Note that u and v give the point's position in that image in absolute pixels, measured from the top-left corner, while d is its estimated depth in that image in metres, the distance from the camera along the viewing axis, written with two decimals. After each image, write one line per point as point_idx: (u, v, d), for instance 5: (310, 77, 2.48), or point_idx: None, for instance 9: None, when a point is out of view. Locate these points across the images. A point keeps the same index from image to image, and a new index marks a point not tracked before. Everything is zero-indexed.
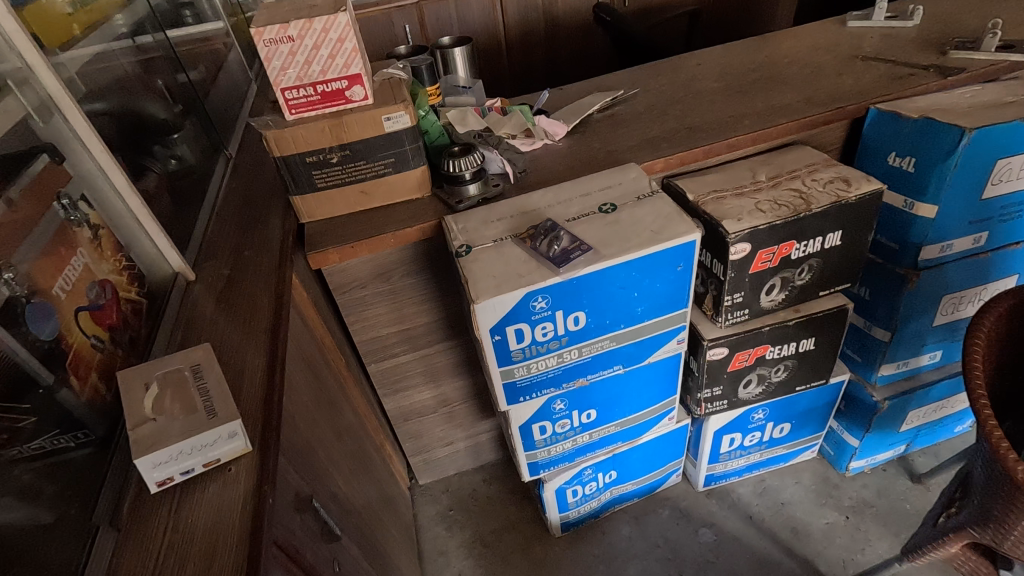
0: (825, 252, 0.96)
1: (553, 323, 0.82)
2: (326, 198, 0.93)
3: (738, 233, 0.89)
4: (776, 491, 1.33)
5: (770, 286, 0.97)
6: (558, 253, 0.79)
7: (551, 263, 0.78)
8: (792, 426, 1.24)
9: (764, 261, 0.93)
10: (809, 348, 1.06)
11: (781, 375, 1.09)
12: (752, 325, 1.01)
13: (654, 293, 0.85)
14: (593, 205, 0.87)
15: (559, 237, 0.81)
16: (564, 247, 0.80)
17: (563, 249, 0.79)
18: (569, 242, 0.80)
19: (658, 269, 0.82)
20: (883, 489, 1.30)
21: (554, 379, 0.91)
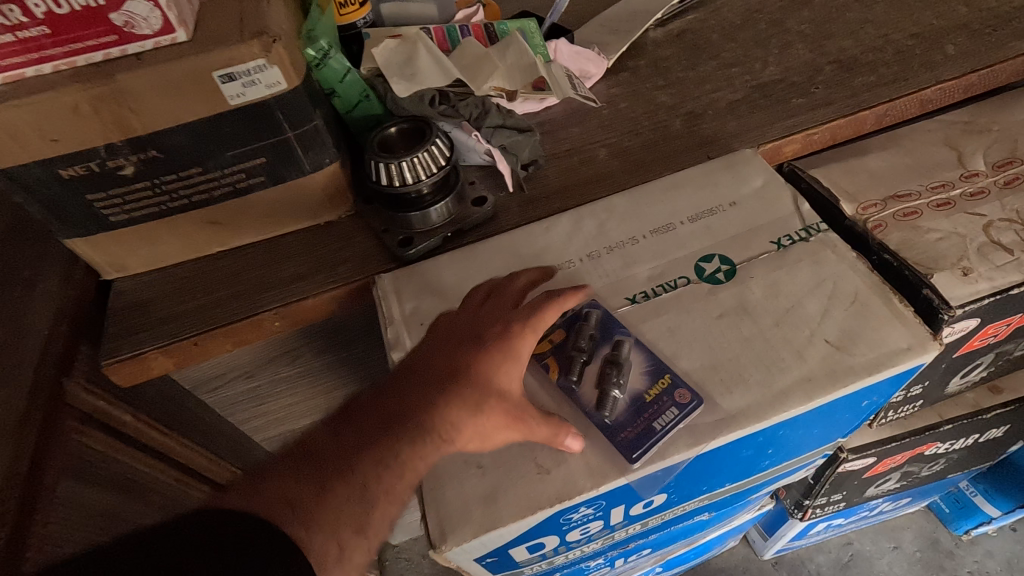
0: None
1: (603, 519, 0.40)
2: (137, 237, 0.46)
3: (968, 304, 0.44)
4: (867, 560, 0.99)
5: (972, 366, 0.55)
6: (623, 414, 0.36)
7: (617, 448, 0.35)
8: (913, 498, 0.87)
9: (987, 338, 0.50)
10: (994, 435, 0.65)
11: (936, 467, 0.70)
12: (923, 419, 0.59)
13: (804, 441, 0.42)
14: (684, 260, 0.42)
15: (620, 366, 0.37)
16: (636, 394, 0.36)
17: (635, 400, 0.36)
18: (643, 375, 0.37)
19: (828, 414, 0.38)
20: (1014, 559, 0.97)
21: (593, 554, 0.51)
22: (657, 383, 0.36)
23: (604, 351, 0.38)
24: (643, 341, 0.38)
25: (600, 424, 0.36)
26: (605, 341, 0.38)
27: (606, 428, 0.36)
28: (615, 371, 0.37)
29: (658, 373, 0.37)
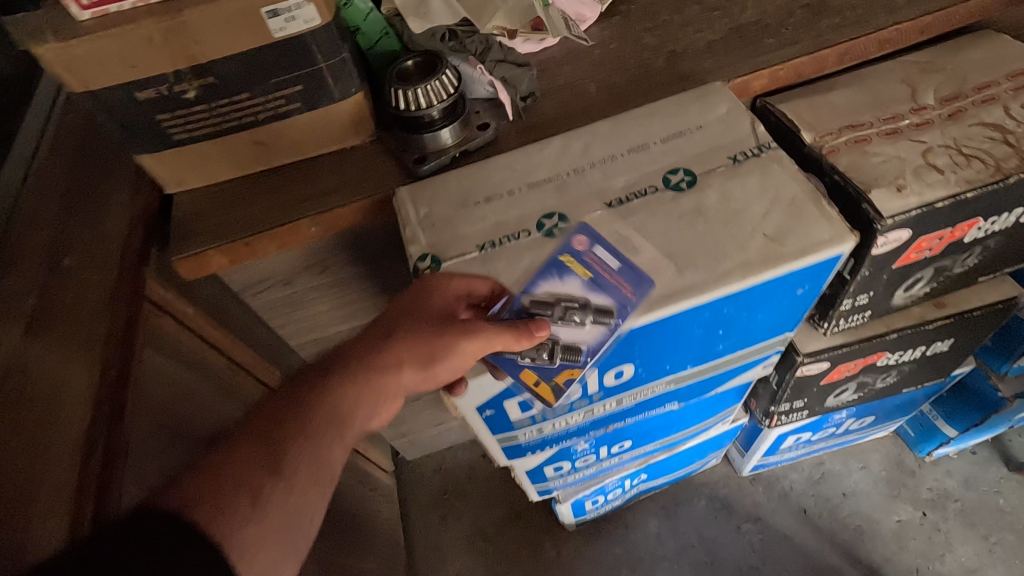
0: (1016, 228, 0.60)
1: (581, 383, 0.50)
2: (194, 156, 0.55)
3: (898, 216, 0.52)
4: (836, 478, 1.09)
5: (914, 280, 0.62)
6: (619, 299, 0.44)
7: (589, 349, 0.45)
8: (877, 417, 0.96)
9: (922, 251, 0.57)
10: (941, 349, 0.74)
11: (890, 380, 0.78)
12: (872, 329, 0.68)
13: (751, 326, 0.51)
14: (654, 172, 0.50)
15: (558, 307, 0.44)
16: (591, 288, 0.45)
17: (596, 287, 0.45)
18: (576, 283, 0.45)
19: (767, 297, 0.47)
20: (971, 479, 1.06)
21: (578, 431, 0.62)
22: (587, 271, 0.46)
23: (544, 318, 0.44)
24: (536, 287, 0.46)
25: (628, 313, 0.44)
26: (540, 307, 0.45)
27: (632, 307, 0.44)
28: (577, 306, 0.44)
29: (581, 278, 0.45)
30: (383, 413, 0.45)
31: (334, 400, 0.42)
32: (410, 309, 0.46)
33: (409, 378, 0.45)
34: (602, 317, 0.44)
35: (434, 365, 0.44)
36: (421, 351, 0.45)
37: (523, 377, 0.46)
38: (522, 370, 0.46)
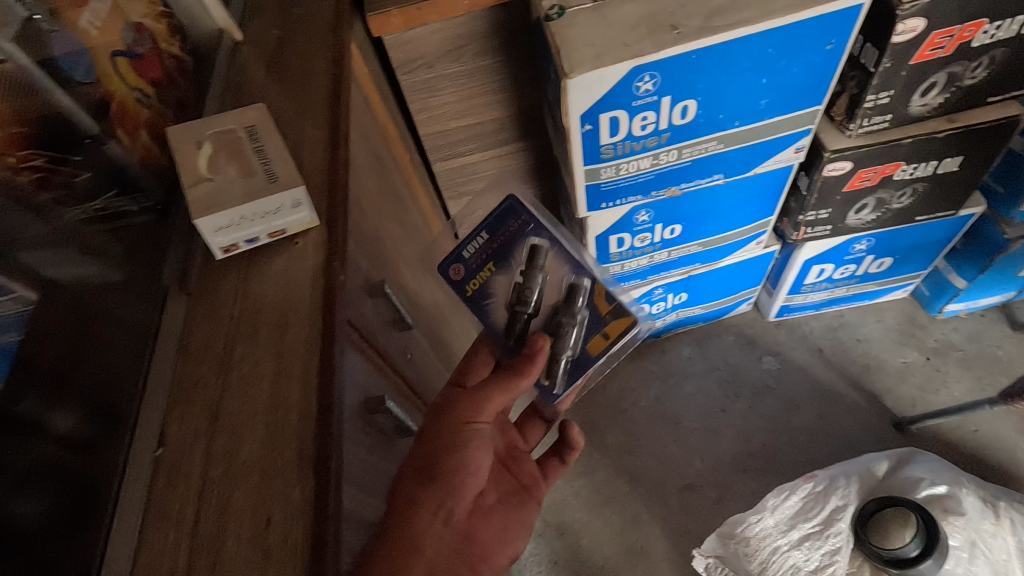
0: (1019, 40, 0.74)
1: (656, 112, 0.69)
2: None
3: (916, 3, 0.67)
4: (852, 327, 1.26)
5: (929, 85, 0.78)
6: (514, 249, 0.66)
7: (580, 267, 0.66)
8: (894, 261, 1.11)
9: (935, 48, 0.73)
10: (950, 170, 0.89)
11: (904, 201, 0.94)
12: (891, 135, 0.83)
13: (787, 82, 0.69)
14: None
15: (518, 304, 0.64)
16: (501, 269, 0.66)
17: (503, 266, 0.66)
18: (499, 276, 0.66)
19: (802, 45, 0.64)
20: (975, 334, 1.21)
21: (643, 185, 0.81)
22: (484, 265, 0.67)
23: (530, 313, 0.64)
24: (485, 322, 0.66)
25: (526, 225, 0.66)
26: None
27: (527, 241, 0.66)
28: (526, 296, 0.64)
29: (491, 275, 0.66)
30: (493, 531, 0.61)
31: (433, 529, 0.52)
32: (425, 462, 0.55)
33: (473, 490, 0.57)
34: (534, 263, 0.65)
35: (473, 467, 0.57)
36: (448, 437, 0.56)
37: (602, 341, 0.66)
38: (590, 348, 0.66)
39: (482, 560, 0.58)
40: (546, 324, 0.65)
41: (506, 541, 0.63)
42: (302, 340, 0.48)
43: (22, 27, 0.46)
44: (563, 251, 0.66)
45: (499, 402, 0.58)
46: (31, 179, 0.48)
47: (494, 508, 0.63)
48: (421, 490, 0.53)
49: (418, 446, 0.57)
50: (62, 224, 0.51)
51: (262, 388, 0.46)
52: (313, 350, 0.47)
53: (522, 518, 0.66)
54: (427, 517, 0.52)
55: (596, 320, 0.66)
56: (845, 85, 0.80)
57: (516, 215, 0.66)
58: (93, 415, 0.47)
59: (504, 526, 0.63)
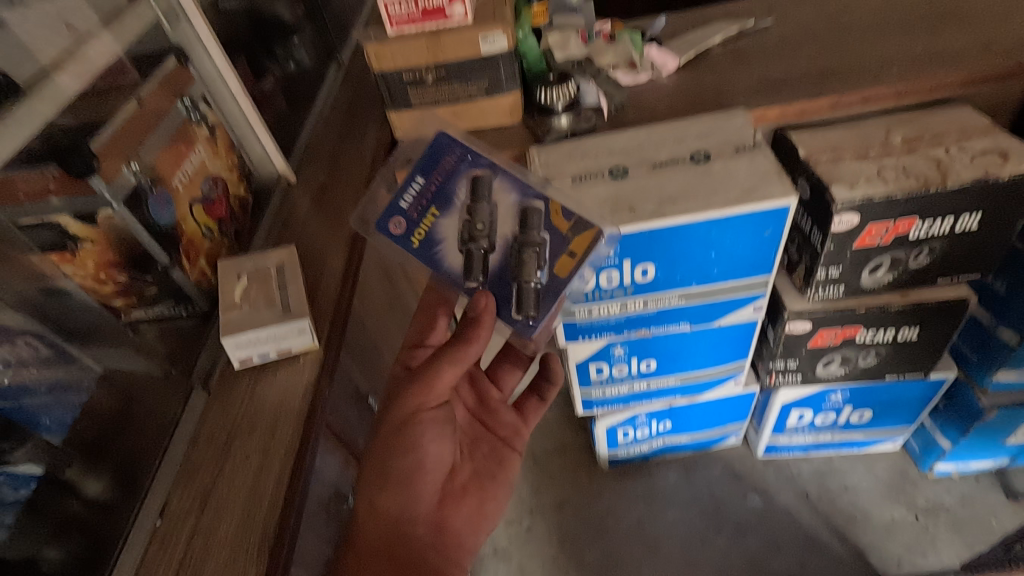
0: (954, 235, 0.83)
1: (619, 271, 0.81)
2: (417, 116, 0.95)
3: (848, 202, 0.79)
4: (841, 475, 1.27)
5: (875, 264, 0.87)
6: (453, 190, 0.76)
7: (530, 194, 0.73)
8: (875, 414, 1.15)
9: (874, 237, 0.83)
10: (910, 337, 0.95)
11: (870, 361, 1.00)
12: (846, 303, 0.92)
13: (734, 256, 0.80)
14: (686, 151, 0.81)
15: (471, 241, 0.71)
16: (445, 213, 0.74)
17: (446, 208, 0.74)
18: (443, 219, 0.74)
19: (741, 231, 0.76)
20: (968, 498, 1.19)
21: (615, 325, 0.92)
22: (428, 213, 0.75)
23: (485, 248, 0.71)
24: (440, 264, 0.73)
25: (460, 159, 0.77)
26: (505, 283, 0.71)
27: (462, 177, 0.76)
28: (476, 223, 0.71)
29: (438, 219, 0.74)
30: (466, 512, 0.74)
31: (397, 521, 0.65)
32: (381, 459, 0.67)
33: (434, 477, 0.71)
34: (478, 193, 0.73)
35: (426, 461, 0.69)
36: (400, 438, 0.67)
37: (570, 260, 0.71)
38: (556, 271, 0.71)
39: (458, 542, 0.70)
40: (509, 258, 0.71)
41: (481, 515, 0.75)
42: (285, 444, 0.59)
43: (128, 191, 0.64)
44: (505, 183, 0.74)
45: (448, 378, 0.68)
46: (113, 292, 0.65)
47: (467, 485, 0.76)
48: (381, 491, 0.66)
49: (376, 451, 0.68)
50: (128, 321, 0.67)
51: (246, 480, 0.56)
52: (290, 455, 0.58)
53: (498, 477, 0.80)
54: (391, 516, 0.65)
55: (559, 239, 0.71)
56: (801, 257, 0.91)
57: (448, 151, 0.78)
58: (118, 481, 0.59)
59: (478, 504, 0.76)
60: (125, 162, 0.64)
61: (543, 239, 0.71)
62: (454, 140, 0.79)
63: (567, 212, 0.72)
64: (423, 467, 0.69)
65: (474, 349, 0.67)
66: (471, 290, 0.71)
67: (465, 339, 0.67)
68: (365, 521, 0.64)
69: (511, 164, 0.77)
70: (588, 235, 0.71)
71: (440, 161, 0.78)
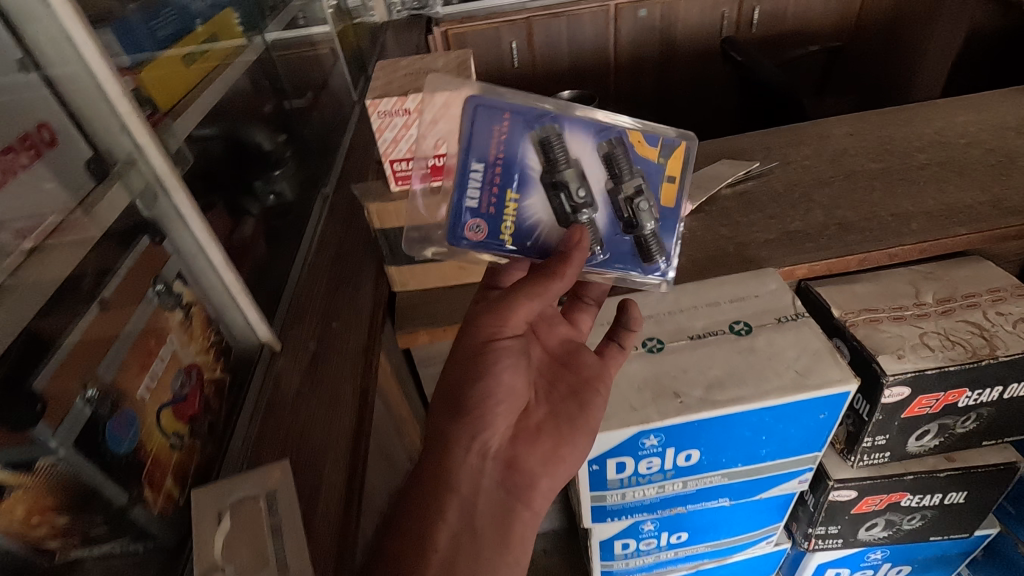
0: (1002, 401, 0.79)
1: (660, 458, 0.72)
2: (421, 270, 0.86)
3: (898, 375, 0.73)
4: None
5: (922, 431, 0.81)
6: (524, 157, 0.61)
7: (612, 138, 0.62)
8: (913, 568, 1.06)
9: (923, 406, 0.77)
10: (957, 500, 0.89)
11: (914, 523, 0.92)
12: (893, 469, 0.85)
13: (785, 438, 0.72)
14: (723, 320, 0.75)
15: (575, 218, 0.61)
16: (525, 191, 0.62)
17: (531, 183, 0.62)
18: (527, 200, 0.62)
19: (796, 417, 0.69)
20: None
21: (648, 505, 0.81)
22: (506, 197, 0.62)
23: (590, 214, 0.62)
24: (550, 247, 0.63)
25: (512, 120, 0.61)
26: (619, 237, 0.65)
27: (524, 137, 0.61)
28: (575, 191, 0.61)
29: (522, 203, 0.62)
30: (541, 455, 0.61)
31: (467, 463, 0.58)
32: (453, 395, 0.61)
33: (505, 419, 0.61)
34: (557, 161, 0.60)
35: (501, 392, 0.61)
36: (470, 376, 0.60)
37: (673, 187, 0.66)
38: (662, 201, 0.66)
39: (530, 485, 0.60)
40: (615, 215, 0.64)
41: (559, 460, 0.62)
42: None
43: (81, 428, 0.50)
44: (577, 133, 0.62)
45: (521, 313, 0.60)
46: (49, 533, 0.47)
47: (543, 426, 0.63)
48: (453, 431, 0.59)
49: (452, 373, 0.62)
50: (64, 561, 0.48)
51: None
52: None
53: (586, 420, 0.64)
54: (462, 455, 0.58)
55: (654, 168, 0.65)
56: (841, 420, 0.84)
57: (495, 118, 0.61)
58: None
59: (554, 446, 0.62)
60: (79, 390, 0.51)
61: (640, 176, 0.63)
62: (498, 101, 0.62)
63: (649, 136, 0.64)
64: (493, 397, 0.60)
65: (562, 283, 0.59)
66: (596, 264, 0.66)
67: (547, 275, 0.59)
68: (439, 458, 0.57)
69: (566, 104, 0.63)
70: (674, 151, 0.65)
71: (490, 130, 0.61)
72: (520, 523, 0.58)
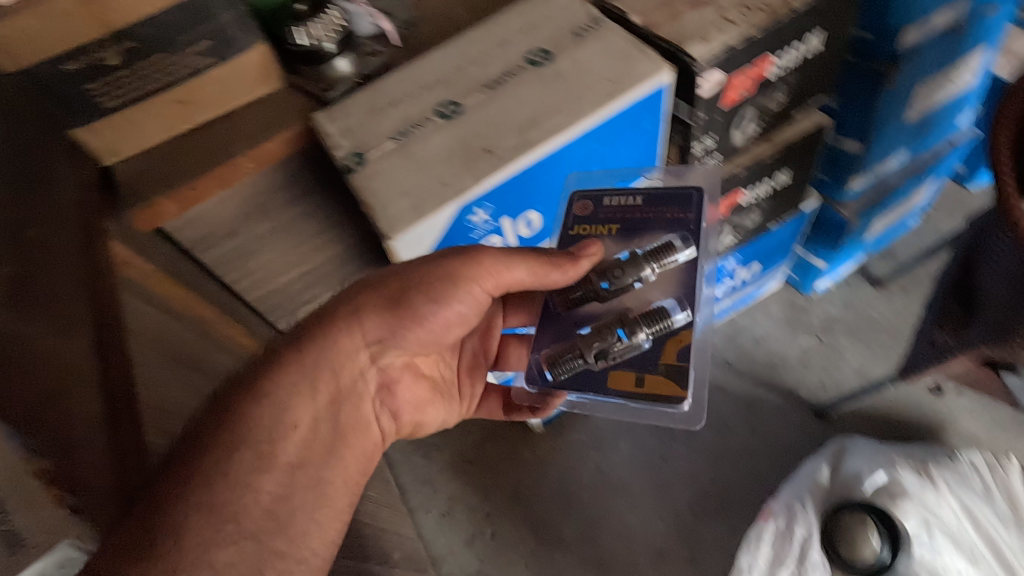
0: (804, 61, 0.77)
1: (499, 234, 0.62)
2: (125, 123, 0.62)
3: (709, 58, 0.67)
4: (747, 330, 1.28)
5: (743, 120, 0.79)
6: (648, 231, 0.60)
7: (686, 303, 0.56)
8: (761, 264, 1.15)
9: (739, 89, 0.73)
10: (784, 181, 0.92)
11: (755, 217, 0.96)
12: (726, 170, 0.84)
13: (619, 165, 0.65)
14: (518, 56, 0.62)
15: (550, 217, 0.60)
16: (623, 238, 0.60)
17: (625, 237, 0.61)
18: (610, 241, 0.61)
19: (622, 132, 0.61)
20: (849, 301, 1.28)
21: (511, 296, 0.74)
22: (610, 223, 0.61)
23: (592, 284, 0.58)
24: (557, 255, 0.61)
25: (685, 219, 0.59)
26: (570, 333, 0.59)
27: (665, 235, 0.59)
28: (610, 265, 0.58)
29: (606, 237, 0.61)
30: (407, 393, 0.67)
31: (351, 369, 0.59)
32: (399, 297, 0.59)
33: (413, 344, 0.63)
34: (654, 256, 0.57)
35: (447, 312, 0.61)
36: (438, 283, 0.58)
37: (626, 382, 0.55)
38: (613, 374, 0.56)
39: (389, 411, 0.65)
40: (597, 323, 0.57)
41: (423, 408, 0.70)
42: None
43: None
44: (689, 269, 0.58)
45: (516, 274, 0.58)
46: None
47: (426, 367, 0.70)
48: (379, 335, 0.60)
49: (410, 276, 0.60)
50: None
51: None
52: None
53: (443, 400, 0.72)
54: (354, 365, 0.59)
55: (648, 359, 0.55)
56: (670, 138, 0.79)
57: (684, 206, 0.60)
58: None
59: (423, 392, 0.70)
60: None
61: (634, 346, 0.55)
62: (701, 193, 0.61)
63: (682, 354, 0.54)
64: (428, 322, 0.61)
65: (561, 276, 0.58)
66: (551, 307, 0.62)
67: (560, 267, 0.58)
68: (328, 345, 0.57)
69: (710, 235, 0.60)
70: (671, 382, 0.54)
71: (668, 205, 0.60)
72: (368, 437, 0.62)
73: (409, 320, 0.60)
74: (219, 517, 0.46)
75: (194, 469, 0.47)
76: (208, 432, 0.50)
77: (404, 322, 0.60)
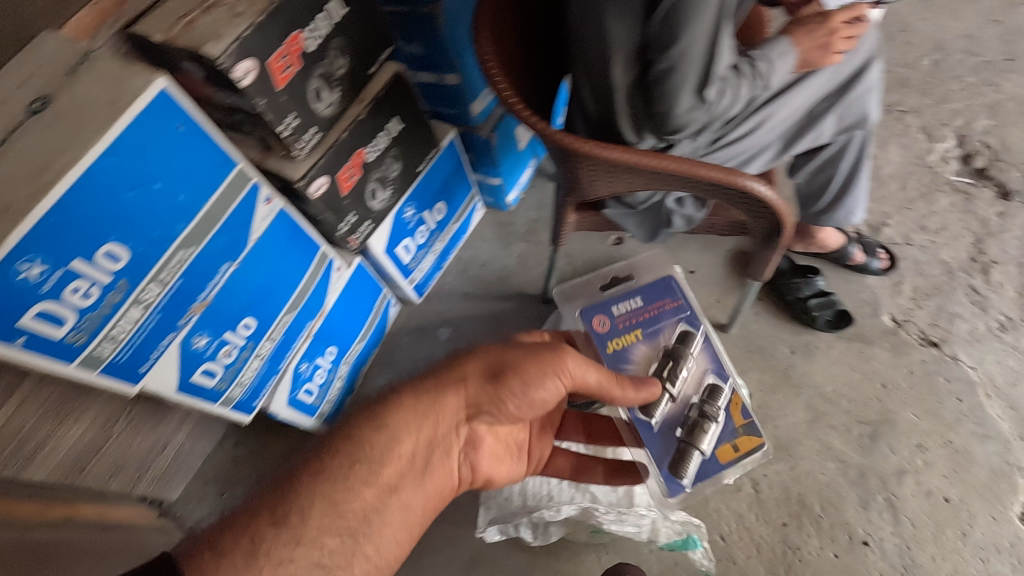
0: (339, 26, 0.87)
1: (84, 278, 0.64)
2: None
3: (228, 52, 0.72)
4: (472, 260, 1.45)
5: (316, 91, 0.87)
6: (660, 329, 0.98)
7: (719, 376, 0.95)
8: (445, 201, 1.31)
9: (285, 67, 0.80)
10: (399, 128, 1.06)
11: (396, 166, 1.09)
12: (331, 138, 0.93)
13: (181, 171, 0.71)
14: (20, 111, 0.63)
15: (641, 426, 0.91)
16: (644, 335, 0.97)
17: (649, 338, 0.97)
18: (640, 340, 0.96)
19: (156, 142, 0.66)
20: (540, 200, 1.49)
21: (161, 326, 0.77)
22: (631, 329, 0.97)
23: (671, 399, 0.92)
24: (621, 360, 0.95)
25: (679, 306, 1.00)
26: (669, 429, 0.91)
27: (670, 321, 0.99)
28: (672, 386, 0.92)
29: (638, 338, 0.97)
30: (488, 455, 0.81)
31: (448, 408, 0.75)
32: (497, 367, 0.75)
33: (512, 412, 0.77)
34: (682, 343, 0.95)
35: (530, 402, 0.76)
36: (497, 382, 0.75)
37: (727, 450, 0.92)
38: (721, 457, 0.92)
39: (467, 464, 0.78)
40: (677, 410, 0.92)
41: (492, 477, 0.82)
42: None
43: None
44: (704, 356, 0.97)
45: (582, 369, 0.77)
46: None
47: (504, 438, 0.85)
48: (476, 401, 0.76)
49: (521, 353, 0.76)
50: None
51: None
52: None
53: (507, 466, 0.85)
54: (449, 421, 0.75)
55: (732, 430, 0.94)
56: (259, 129, 0.85)
57: (673, 298, 1.00)
58: None
59: (493, 460, 0.82)
60: None
61: (718, 433, 0.92)
62: (679, 289, 1.01)
63: (743, 410, 0.95)
64: (526, 399, 0.76)
65: (620, 394, 0.81)
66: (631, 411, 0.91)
67: (625, 388, 0.80)
68: (438, 402, 0.74)
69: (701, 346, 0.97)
70: (749, 436, 0.94)
71: (665, 300, 1.00)
72: (434, 483, 0.71)
73: (523, 374, 0.74)
74: (335, 515, 0.60)
75: (324, 471, 0.63)
76: (340, 443, 0.67)
77: (521, 378, 0.74)
